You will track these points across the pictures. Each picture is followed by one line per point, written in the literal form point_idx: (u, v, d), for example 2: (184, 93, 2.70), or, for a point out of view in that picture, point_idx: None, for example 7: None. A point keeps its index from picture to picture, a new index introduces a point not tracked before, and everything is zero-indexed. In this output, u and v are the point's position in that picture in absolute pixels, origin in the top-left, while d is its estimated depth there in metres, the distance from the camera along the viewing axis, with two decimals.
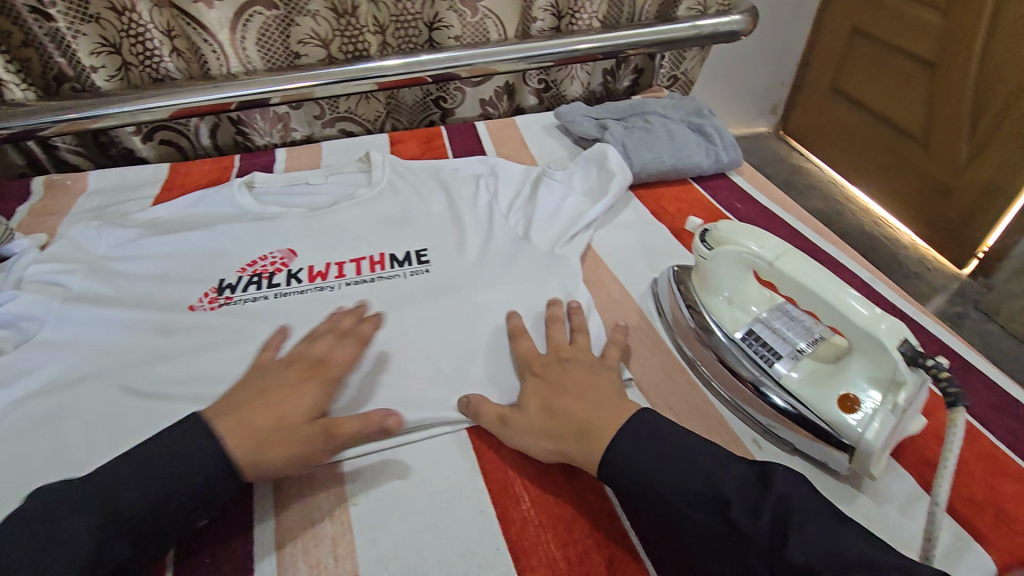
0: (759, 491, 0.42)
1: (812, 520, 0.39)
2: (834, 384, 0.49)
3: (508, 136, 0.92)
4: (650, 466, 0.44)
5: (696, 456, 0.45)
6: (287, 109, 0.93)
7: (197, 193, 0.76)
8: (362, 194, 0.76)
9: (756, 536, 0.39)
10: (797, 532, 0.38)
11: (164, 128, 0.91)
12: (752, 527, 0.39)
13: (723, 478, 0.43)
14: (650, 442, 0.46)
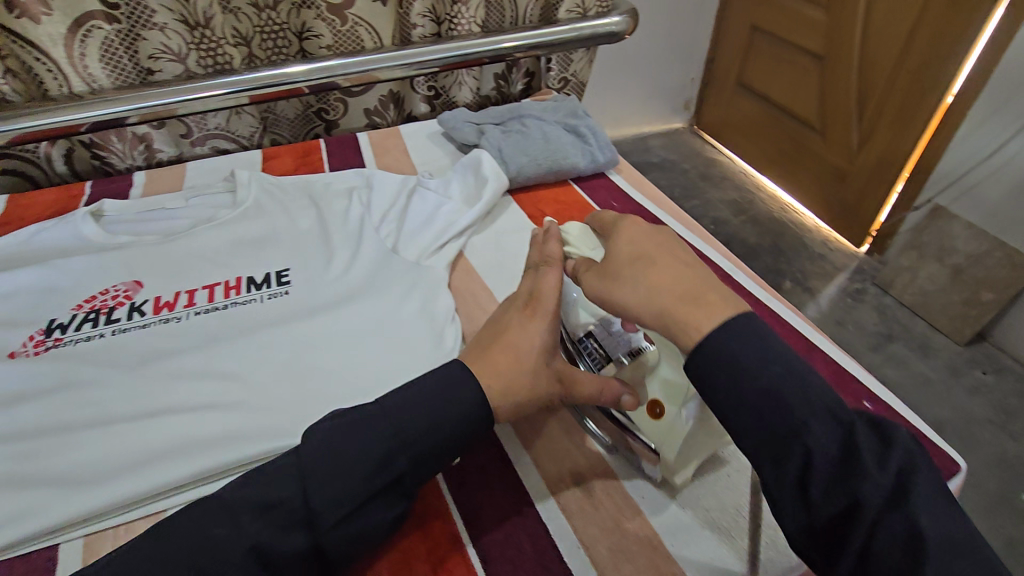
0: (851, 442, 0.37)
1: (919, 483, 0.36)
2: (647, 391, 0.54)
3: (390, 146, 0.89)
4: (771, 403, 0.39)
5: (818, 393, 0.39)
6: (148, 129, 0.86)
7: (35, 226, 0.70)
8: (223, 215, 0.72)
9: (859, 501, 0.35)
10: (891, 503, 0.35)
11: (7, 156, 0.83)
12: (867, 492, 0.35)
13: (832, 423, 0.38)
14: (761, 376, 0.40)
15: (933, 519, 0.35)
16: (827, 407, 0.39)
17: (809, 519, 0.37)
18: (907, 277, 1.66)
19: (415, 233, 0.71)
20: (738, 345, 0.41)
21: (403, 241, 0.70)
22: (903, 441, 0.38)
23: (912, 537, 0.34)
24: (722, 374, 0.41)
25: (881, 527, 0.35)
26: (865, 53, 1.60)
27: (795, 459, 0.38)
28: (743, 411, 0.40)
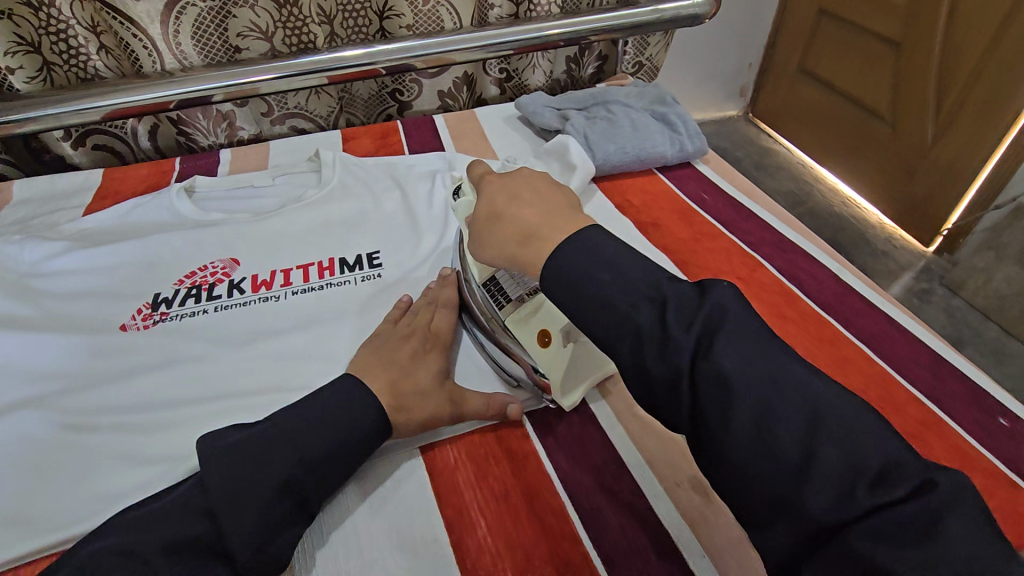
0: (662, 316, 0.35)
1: (738, 339, 0.33)
2: (536, 323, 0.49)
3: (468, 129, 0.88)
4: (602, 300, 0.37)
5: (635, 280, 0.37)
6: (232, 107, 0.87)
7: (132, 200, 0.71)
8: (311, 195, 0.72)
9: (676, 365, 0.33)
10: (708, 362, 0.32)
11: (97, 132, 0.85)
12: (682, 355, 0.33)
13: (648, 306, 0.36)
14: (591, 283, 0.38)
15: (745, 364, 0.32)
16: (638, 296, 0.36)
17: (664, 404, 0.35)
18: (980, 279, 1.57)
19: None
20: (574, 259, 0.39)
21: None
22: (719, 302, 0.35)
23: (733, 394, 0.32)
24: (557, 284, 0.39)
25: (712, 388, 0.32)
26: (946, 39, 1.50)
27: (623, 343, 0.36)
28: (578, 315, 0.39)
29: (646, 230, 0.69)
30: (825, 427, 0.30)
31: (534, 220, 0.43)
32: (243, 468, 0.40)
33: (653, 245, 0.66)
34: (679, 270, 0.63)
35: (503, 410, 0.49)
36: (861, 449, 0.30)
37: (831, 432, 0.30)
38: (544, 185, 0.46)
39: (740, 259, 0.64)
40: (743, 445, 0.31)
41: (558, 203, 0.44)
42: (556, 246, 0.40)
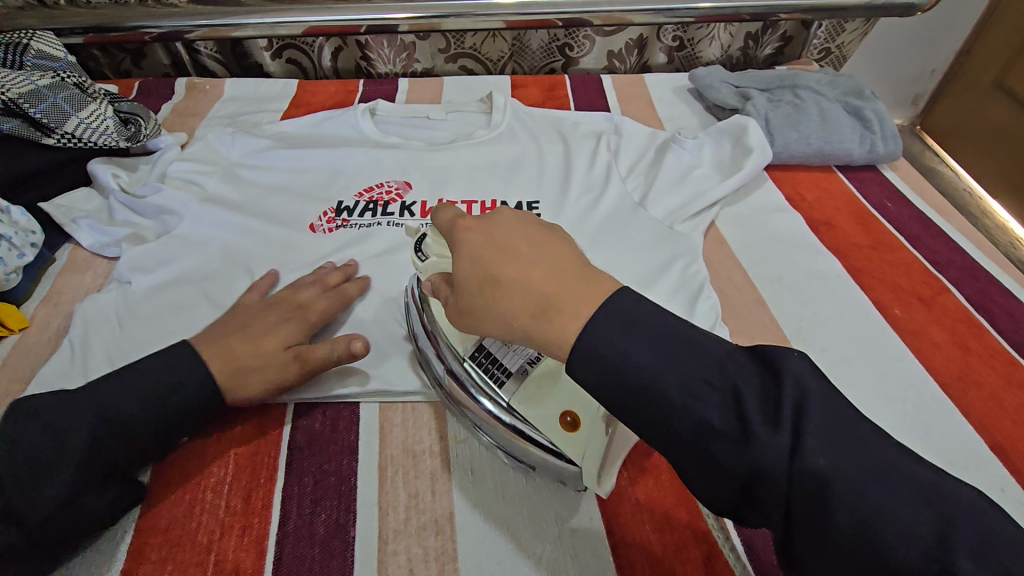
0: (740, 416, 0.29)
1: (827, 432, 0.28)
2: (554, 401, 0.40)
3: (636, 94, 0.86)
4: (644, 385, 0.31)
5: (690, 366, 0.31)
6: (414, 38, 0.91)
7: (322, 113, 0.77)
8: (480, 134, 0.75)
9: (765, 469, 0.28)
10: (800, 463, 0.27)
11: (292, 46, 0.92)
12: (770, 456, 0.28)
13: (712, 397, 0.30)
14: (633, 372, 0.31)
15: (840, 459, 0.28)
16: (695, 384, 0.30)
17: (709, 483, 0.30)
18: None
19: (666, 193, 0.67)
20: (614, 338, 0.31)
21: (651, 198, 0.67)
22: (798, 378, 0.29)
23: (834, 500, 0.27)
24: (587, 368, 0.32)
25: (804, 490, 0.28)
26: None
27: (679, 436, 0.30)
28: (602, 392, 0.32)
29: (817, 228, 0.64)
30: (952, 538, 0.26)
31: (545, 288, 0.33)
32: (141, 408, 0.40)
33: (824, 245, 0.62)
34: (849, 275, 0.59)
35: (343, 345, 0.46)
36: (957, 521, 0.26)
37: (885, 488, 0.27)
38: (539, 235, 0.36)
39: (923, 278, 0.59)
40: (827, 539, 0.27)
41: (567, 258, 0.34)
42: (587, 325, 0.32)
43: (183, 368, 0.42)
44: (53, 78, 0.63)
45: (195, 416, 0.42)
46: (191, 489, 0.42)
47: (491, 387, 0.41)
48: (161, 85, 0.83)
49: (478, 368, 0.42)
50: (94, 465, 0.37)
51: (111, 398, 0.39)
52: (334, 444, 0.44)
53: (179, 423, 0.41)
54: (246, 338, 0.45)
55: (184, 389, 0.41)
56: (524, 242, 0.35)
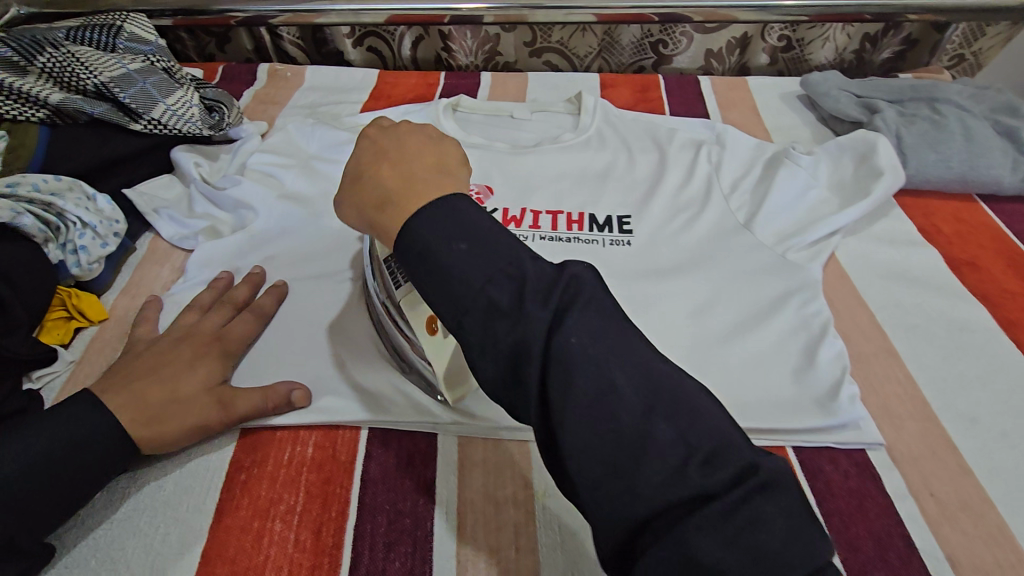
0: (519, 297, 0.30)
1: (595, 316, 0.30)
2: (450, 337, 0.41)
3: (738, 99, 0.78)
4: (456, 278, 0.32)
5: (498, 259, 0.32)
6: (499, 30, 0.87)
7: (404, 107, 0.74)
8: (567, 137, 0.69)
9: (525, 343, 0.29)
10: (558, 339, 0.29)
11: (374, 34, 0.89)
12: (536, 335, 0.29)
13: (506, 289, 0.31)
14: (444, 255, 0.32)
15: (592, 342, 0.30)
16: (496, 275, 0.31)
17: (484, 348, 0.31)
18: None
19: (778, 216, 0.60)
20: (445, 237, 0.33)
21: (760, 219, 0.59)
22: (580, 279, 0.31)
23: (580, 372, 0.29)
24: (415, 260, 0.33)
25: (557, 364, 0.29)
26: None
27: (471, 317, 0.31)
28: (433, 295, 0.33)
29: (958, 268, 0.56)
30: (699, 427, 0.28)
31: (393, 184, 0.37)
32: (34, 462, 0.36)
33: (968, 290, 0.53)
34: (1000, 329, 0.50)
35: (284, 396, 0.43)
36: (711, 442, 0.28)
37: (664, 416, 0.29)
38: (432, 148, 0.40)
39: None
40: (594, 439, 0.28)
41: (427, 159, 0.38)
42: (416, 212, 0.34)
43: (83, 420, 0.38)
44: (144, 63, 0.62)
45: (102, 468, 0.38)
46: (261, 517, 0.39)
47: (391, 292, 0.44)
48: (244, 70, 0.82)
49: (388, 280, 0.44)
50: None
51: (3, 454, 0.35)
52: (411, 484, 0.41)
53: (82, 470, 0.37)
54: (163, 378, 0.41)
55: (80, 438, 0.37)
56: (425, 152, 0.39)
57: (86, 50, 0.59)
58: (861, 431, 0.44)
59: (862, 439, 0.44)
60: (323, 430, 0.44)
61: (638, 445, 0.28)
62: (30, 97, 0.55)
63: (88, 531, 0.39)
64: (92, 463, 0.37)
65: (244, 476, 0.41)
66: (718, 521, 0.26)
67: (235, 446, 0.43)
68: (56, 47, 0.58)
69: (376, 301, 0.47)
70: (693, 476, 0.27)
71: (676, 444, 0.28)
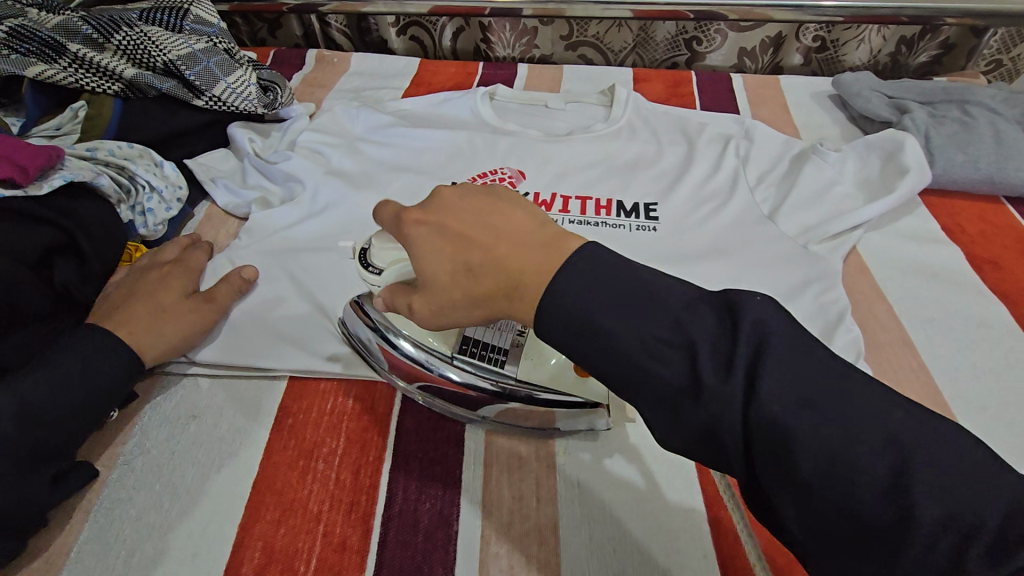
0: (691, 364, 0.27)
1: (788, 366, 0.26)
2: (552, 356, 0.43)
3: (769, 97, 0.80)
4: (598, 343, 0.29)
5: (653, 313, 0.29)
6: (538, 23, 0.90)
7: (443, 94, 0.78)
8: (599, 128, 0.72)
9: (715, 419, 0.27)
10: (755, 408, 0.26)
11: (417, 24, 0.93)
12: (732, 409, 0.26)
13: (674, 355, 0.28)
14: (592, 330, 0.30)
15: (794, 401, 0.26)
16: (649, 340, 0.29)
17: (673, 422, 0.29)
18: None
19: (802, 210, 0.61)
20: (583, 291, 0.30)
21: (784, 211, 0.61)
22: (755, 322, 0.27)
23: (792, 445, 0.25)
24: (563, 330, 0.31)
25: (761, 438, 0.26)
26: None
27: (643, 387, 0.29)
28: (592, 362, 0.31)
29: (980, 267, 0.57)
30: (919, 481, 0.24)
31: (505, 259, 0.33)
32: (62, 383, 0.40)
33: (989, 288, 0.55)
34: (1020, 326, 0.51)
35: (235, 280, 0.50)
36: (995, 516, 0.23)
37: (927, 488, 0.23)
38: (484, 201, 0.35)
39: None
40: (824, 510, 0.25)
41: (517, 223, 0.34)
42: (556, 270, 0.31)
43: (103, 347, 0.43)
44: (207, 43, 0.67)
45: (111, 377, 0.42)
46: (305, 457, 0.43)
47: (492, 371, 0.42)
48: (294, 55, 0.87)
49: (470, 358, 0.43)
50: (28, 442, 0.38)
51: (33, 379, 0.39)
52: (443, 436, 0.44)
53: (105, 390, 0.42)
54: (145, 298, 0.47)
55: (85, 355, 0.42)
56: (485, 220, 0.34)
57: (156, 30, 0.64)
58: None
59: None
60: (362, 384, 0.47)
61: (861, 515, 0.24)
62: (106, 71, 0.60)
63: (151, 457, 0.43)
64: (101, 372, 0.42)
65: (290, 419, 0.45)
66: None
67: (282, 393, 0.47)
68: (130, 26, 0.63)
69: (399, 362, 0.44)
70: (943, 545, 0.22)
71: (894, 514, 0.23)
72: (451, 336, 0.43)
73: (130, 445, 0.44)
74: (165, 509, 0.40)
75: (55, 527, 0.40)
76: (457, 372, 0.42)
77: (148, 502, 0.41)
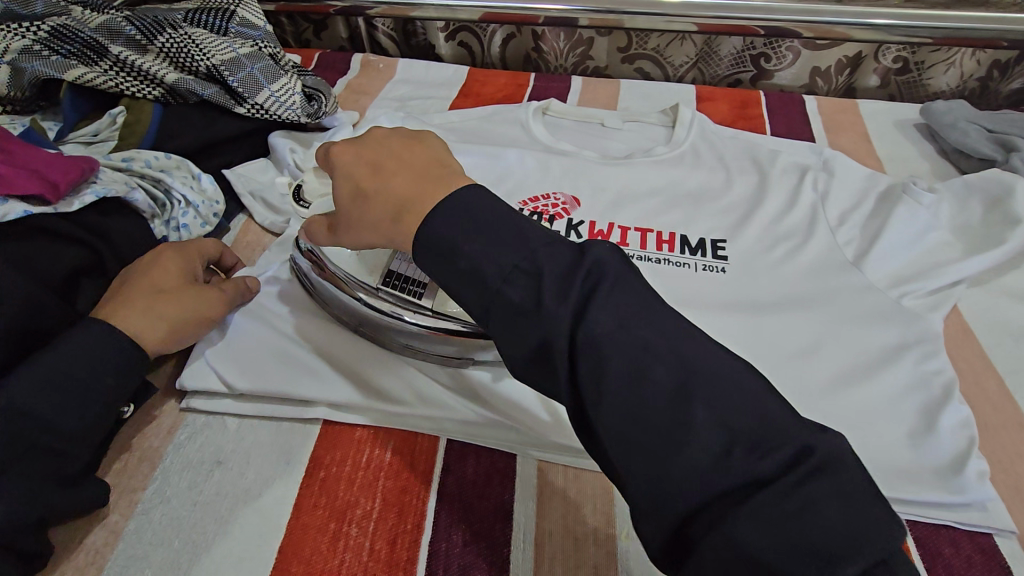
0: (534, 291, 0.29)
1: (619, 299, 0.29)
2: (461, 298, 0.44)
3: (847, 123, 0.73)
4: (472, 273, 0.31)
5: (521, 248, 0.31)
6: (594, 34, 0.84)
7: (493, 108, 0.73)
8: (661, 151, 0.67)
9: (547, 337, 0.29)
10: (581, 326, 0.28)
11: (466, 29, 0.88)
12: (558, 324, 0.29)
13: (525, 282, 0.30)
14: (457, 255, 0.32)
15: (617, 327, 0.29)
16: (509, 270, 0.30)
17: (509, 339, 0.31)
18: None
19: (891, 257, 0.55)
20: (471, 230, 0.32)
21: (872, 258, 0.55)
22: (598, 262, 0.30)
23: (602, 359, 0.28)
24: (437, 256, 0.32)
25: (581, 351, 0.28)
26: None
27: (500, 319, 0.31)
28: (457, 292, 0.32)
29: None
30: (697, 394, 0.27)
31: (404, 188, 0.35)
32: (58, 392, 0.37)
33: None
34: None
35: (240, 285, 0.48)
36: (748, 425, 0.26)
37: (704, 399, 0.27)
38: (404, 143, 0.38)
39: None
40: (621, 423, 0.27)
41: (395, 146, 0.38)
42: (432, 208, 0.33)
43: (96, 351, 0.38)
44: (253, 48, 0.63)
45: (112, 379, 0.39)
46: (338, 520, 0.39)
47: (410, 301, 0.44)
48: (338, 59, 0.83)
49: (392, 291, 0.45)
50: (35, 477, 0.35)
51: (21, 389, 0.35)
52: (490, 504, 0.40)
53: (90, 400, 0.38)
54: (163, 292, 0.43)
55: (81, 355, 0.38)
56: (393, 155, 0.38)
57: (201, 32, 0.61)
58: (989, 512, 0.41)
59: (989, 523, 0.41)
60: (402, 436, 0.44)
61: (677, 435, 0.26)
62: (147, 74, 0.57)
63: (172, 509, 0.39)
64: (99, 375, 0.38)
65: (323, 473, 0.41)
66: (775, 508, 0.24)
67: (316, 441, 0.43)
68: (175, 27, 0.60)
69: (337, 295, 0.46)
70: (732, 462, 0.25)
71: (675, 420, 0.27)
72: (377, 269, 0.45)
73: (152, 493, 0.40)
74: (185, 572, 0.37)
75: None
76: (380, 302, 0.44)
77: (167, 562, 0.37)
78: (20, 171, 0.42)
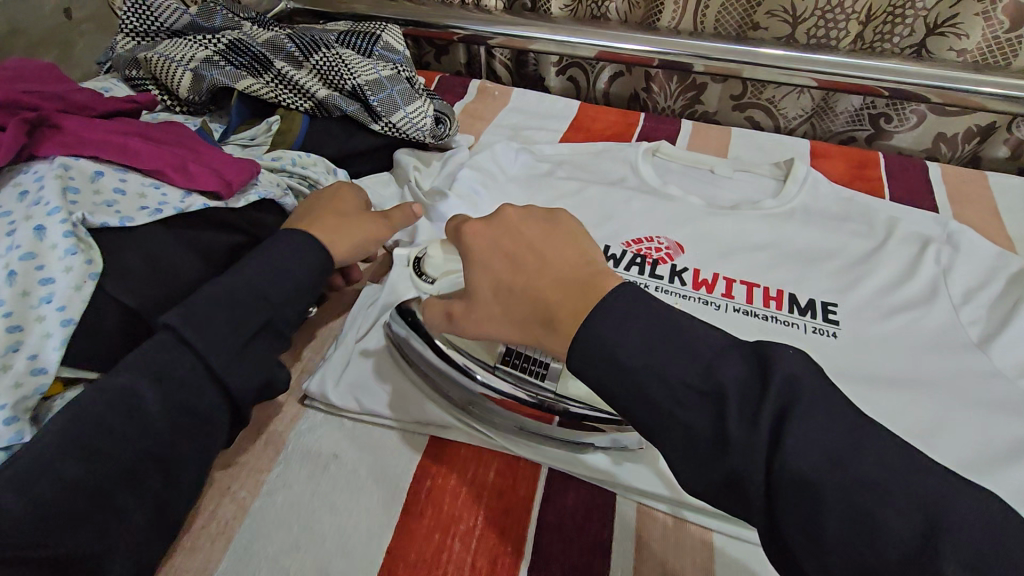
0: (719, 415, 0.29)
1: (814, 423, 0.28)
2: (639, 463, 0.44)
3: (976, 196, 0.70)
4: (640, 389, 0.31)
5: (695, 358, 0.30)
6: (708, 80, 0.85)
7: (603, 144, 0.75)
8: (771, 205, 0.66)
9: (739, 470, 0.28)
10: (782, 465, 0.27)
11: (578, 65, 0.91)
12: (753, 462, 0.27)
13: (699, 400, 0.30)
14: (628, 369, 0.31)
15: (819, 457, 0.27)
16: (683, 388, 0.30)
17: (694, 468, 0.30)
18: None
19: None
20: (622, 329, 0.31)
21: (1000, 343, 0.52)
22: (788, 377, 0.29)
23: (819, 500, 0.26)
24: (596, 363, 0.32)
25: (787, 492, 0.27)
26: None
27: (671, 437, 0.30)
28: (632, 414, 0.32)
29: None
30: (941, 547, 0.25)
31: (548, 294, 0.35)
32: (210, 353, 0.39)
33: None
34: None
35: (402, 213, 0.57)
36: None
37: (953, 552, 0.25)
38: (549, 229, 0.37)
39: None
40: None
41: (537, 231, 0.38)
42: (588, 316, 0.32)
43: (255, 290, 0.43)
44: (393, 71, 0.68)
45: (247, 343, 0.41)
46: (442, 532, 0.41)
47: (531, 381, 0.44)
48: (457, 84, 0.88)
49: (511, 370, 0.44)
50: (193, 433, 0.39)
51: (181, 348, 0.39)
52: (588, 539, 0.41)
53: (233, 359, 0.40)
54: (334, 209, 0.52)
55: (228, 318, 0.41)
56: (532, 246, 0.37)
57: (350, 53, 0.66)
58: None
59: None
60: (505, 459, 0.45)
61: None
62: (301, 88, 0.63)
63: (293, 494, 0.42)
64: (237, 336, 0.41)
65: (429, 483, 0.43)
66: None
67: (422, 452, 0.45)
68: (328, 47, 0.65)
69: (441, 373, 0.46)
70: None
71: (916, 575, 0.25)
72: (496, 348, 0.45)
73: (275, 478, 0.43)
74: (302, 556, 0.39)
75: (198, 548, 0.39)
76: (497, 381, 0.44)
77: (286, 544, 0.40)
78: (206, 169, 0.48)
